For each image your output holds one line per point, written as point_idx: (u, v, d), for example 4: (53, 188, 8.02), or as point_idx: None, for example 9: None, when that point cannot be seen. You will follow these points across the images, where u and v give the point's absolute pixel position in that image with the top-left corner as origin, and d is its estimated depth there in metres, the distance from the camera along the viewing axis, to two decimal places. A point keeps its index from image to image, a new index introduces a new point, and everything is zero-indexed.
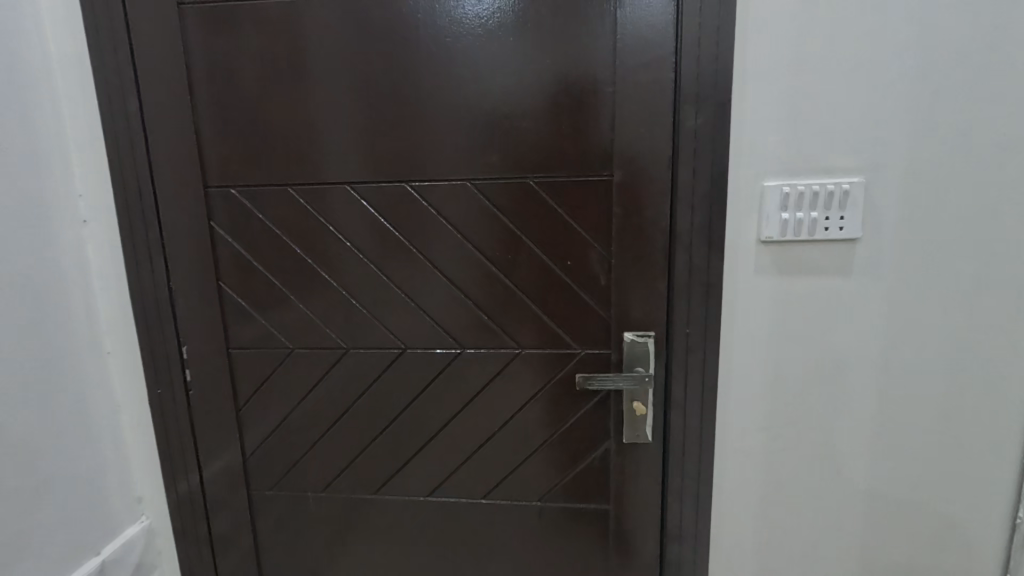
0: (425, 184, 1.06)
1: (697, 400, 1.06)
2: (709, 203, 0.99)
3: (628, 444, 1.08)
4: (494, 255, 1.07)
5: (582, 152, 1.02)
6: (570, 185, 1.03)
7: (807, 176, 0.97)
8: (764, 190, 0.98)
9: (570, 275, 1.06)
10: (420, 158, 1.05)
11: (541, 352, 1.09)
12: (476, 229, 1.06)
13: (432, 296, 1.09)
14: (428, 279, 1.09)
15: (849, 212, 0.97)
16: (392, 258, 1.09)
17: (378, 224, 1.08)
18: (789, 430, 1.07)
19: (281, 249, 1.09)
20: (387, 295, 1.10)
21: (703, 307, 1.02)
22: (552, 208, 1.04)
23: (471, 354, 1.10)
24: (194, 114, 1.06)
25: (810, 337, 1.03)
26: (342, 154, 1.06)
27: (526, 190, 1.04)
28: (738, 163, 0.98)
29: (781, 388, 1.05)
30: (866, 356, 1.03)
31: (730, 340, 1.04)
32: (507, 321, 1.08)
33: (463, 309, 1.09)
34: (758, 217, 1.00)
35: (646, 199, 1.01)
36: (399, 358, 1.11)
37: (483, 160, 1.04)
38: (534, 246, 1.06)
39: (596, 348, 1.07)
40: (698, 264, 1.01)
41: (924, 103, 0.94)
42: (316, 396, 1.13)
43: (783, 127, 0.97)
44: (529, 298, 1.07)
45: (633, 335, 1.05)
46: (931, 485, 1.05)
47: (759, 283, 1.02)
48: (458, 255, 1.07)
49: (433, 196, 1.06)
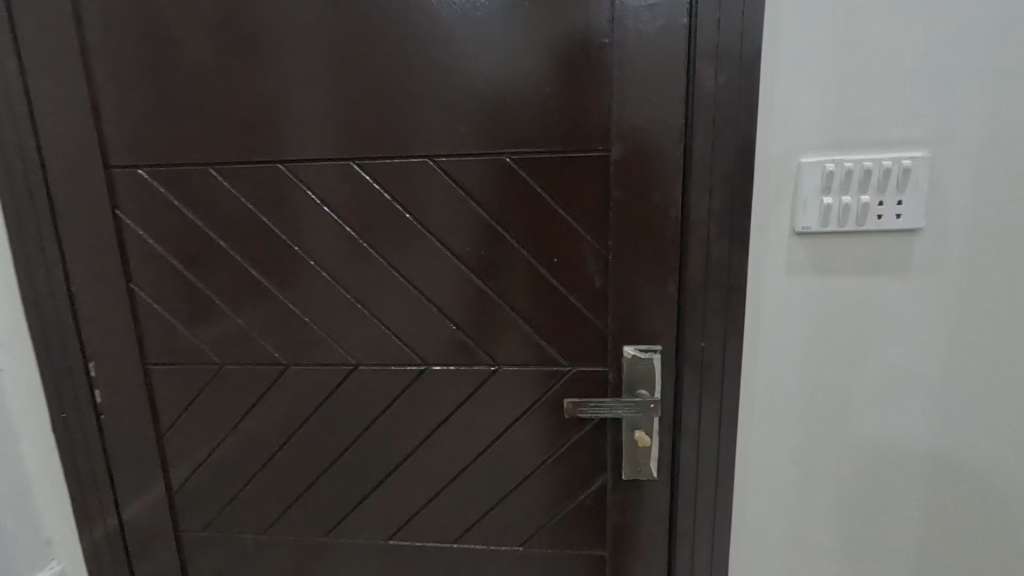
0: (378, 164, 0.86)
1: (713, 428, 0.86)
2: (732, 187, 0.79)
3: (629, 480, 0.89)
4: (463, 251, 0.87)
5: (572, 125, 0.82)
6: (557, 164, 0.83)
7: (857, 150, 0.77)
8: (801, 168, 0.78)
9: (557, 276, 0.86)
10: (372, 132, 0.85)
11: (522, 369, 0.89)
12: (442, 218, 0.86)
13: (389, 301, 0.90)
14: (383, 281, 0.89)
15: (909, 195, 0.76)
16: (340, 256, 0.89)
17: (322, 215, 0.88)
18: (824, 463, 0.87)
19: (206, 245, 0.90)
20: (335, 301, 0.90)
21: (722, 316, 0.83)
22: (535, 193, 0.84)
23: (438, 371, 0.91)
24: (91, 81, 0.85)
25: (853, 352, 0.83)
26: (276, 128, 0.85)
27: (503, 171, 0.84)
28: (768, 135, 0.78)
29: (816, 412, 0.86)
30: (924, 375, 0.83)
31: (755, 354, 0.85)
32: (480, 332, 0.89)
33: (427, 317, 0.89)
34: (792, 203, 0.79)
35: (652, 182, 0.81)
36: (351, 376, 0.92)
37: (450, 134, 0.84)
38: (513, 241, 0.86)
39: (590, 364, 0.88)
40: (716, 263, 0.81)
41: (1010, 55, 0.73)
42: (252, 422, 0.94)
43: (827, 89, 0.76)
44: (507, 304, 0.88)
45: (635, 350, 0.85)
46: (997, 530, 0.86)
47: (793, 284, 0.82)
48: (420, 252, 0.88)
49: (387, 179, 0.86)
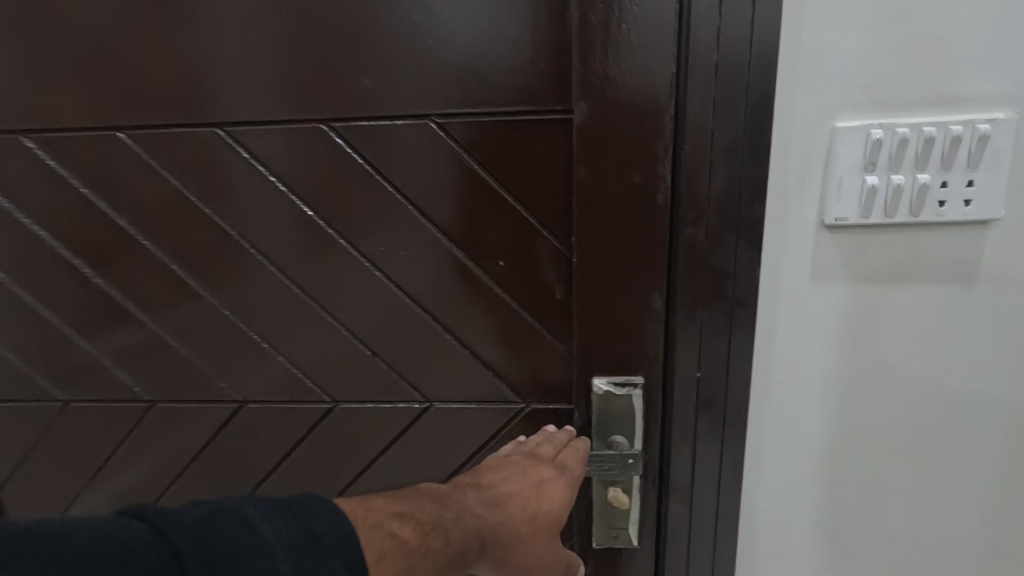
0: (263, 138, 0.64)
1: (711, 483, 0.66)
2: (741, 163, 0.57)
3: (601, 547, 0.69)
4: (381, 255, 0.66)
5: (522, 79, 0.60)
6: (504, 135, 0.62)
7: (915, 110, 0.55)
8: (837, 136, 0.56)
9: (507, 287, 0.66)
10: (253, 90, 0.63)
11: (460, 408, 0.70)
12: (350, 210, 0.65)
13: (286, 321, 0.69)
14: (276, 296, 0.68)
15: (984, 173, 0.55)
16: (216, 264, 0.68)
17: (191, 209, 0.66)
18: (853, 524, 0.67)
19: (38, 249, 0.69)
20: (214, 322, 0.69)
21: (725, 338, 0.62)
22: (475, 174, 0.63)
23: (350, 409, 0.71)
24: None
25: (896, 383, 0.63)
26: (122, 86, 0.63)
27: (431, 145, 0.63)
28: (792, 90, 0.56)
29: (847, 461, 0.66)
30: (990, 414, 0.63)
31: (767, 385, 0.64)
32: (406, 360, 0.69)
33: (338, 340, 0.69)
34: (822, 185, 0.58)
35: (630, 157, 0.59)
36: (235, 419, 0.72)
37: (358, 93, 0.62)
38: (448, 240, 0.65)
39: (546, 401, 0.68)
40: (718, 268, 0.60)
41: None
42: (115, 475, 0.74)
43: (877, 22, 0.54)
44: (442, 324, 0.67)
45: (609, 384, 0.65)
46: None
47: (820, 294, 0.61)
48: (321, 256, 0.67)
49: (277, 159, 0.65)
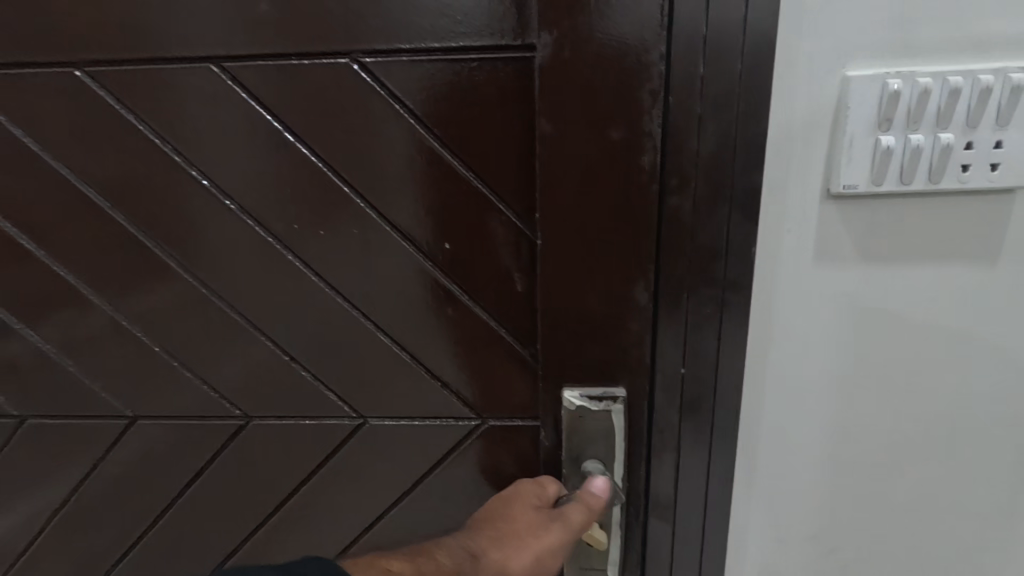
0: (156, 104, 0.54)
1: (698, 497, 0.57)
2: (735, 117, 0.47)
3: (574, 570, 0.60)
4: (303, 242, 0.57)
5: (471, 13, 0.49)
6: (453, 87, 0.51)
7: (939, 55, 0.46)
8: (848, 87, 0.47)
9: (459, 274, 0.57)
10: (144, 31, 0.52)
11: (395, 424, 0.63)
12: (262, 189, 0.56)
13: (191, 324, 0.62)
14: (176, 296, 0.61)
15: (1015, 133, 0.47)
16: (102, 263, 0.60)
17: (71, 196, 0.58)
18: (853, 538, 0.60)
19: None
20: (104, 327, 0.63)
21: (715, 328, 0.52)
22: (418, 137, 0.53)
23: (266, 428, 0.65)
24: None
25: (905, 380, 0.55)
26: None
27: (365, 101, 0.52)
28: (797, 30, 0.47)
29: (848, 465, 0.58)
30: (1006, 412, 0.55)
31: (762, 381, 0.56)
32: (337, 368, 0.62)
33: (253, 349, 0.62)
34: (828, 146, 0.49)
35: (612, 106, 0.48)
36: (129, 434, 0.68)
37: (272, 33, 0.51)
38: (384, 222, 0.56)
39: (509, 417, 0.62)
40: (708, 246, 0.50)
41: None
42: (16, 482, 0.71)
43: None
44: (372, 323, 0.59)
45: (583, 398, 0.55)
46: None
47: (825, 275, 0.52)
48: (222, 248, 0.58)
49: (172, 125, 0.55)
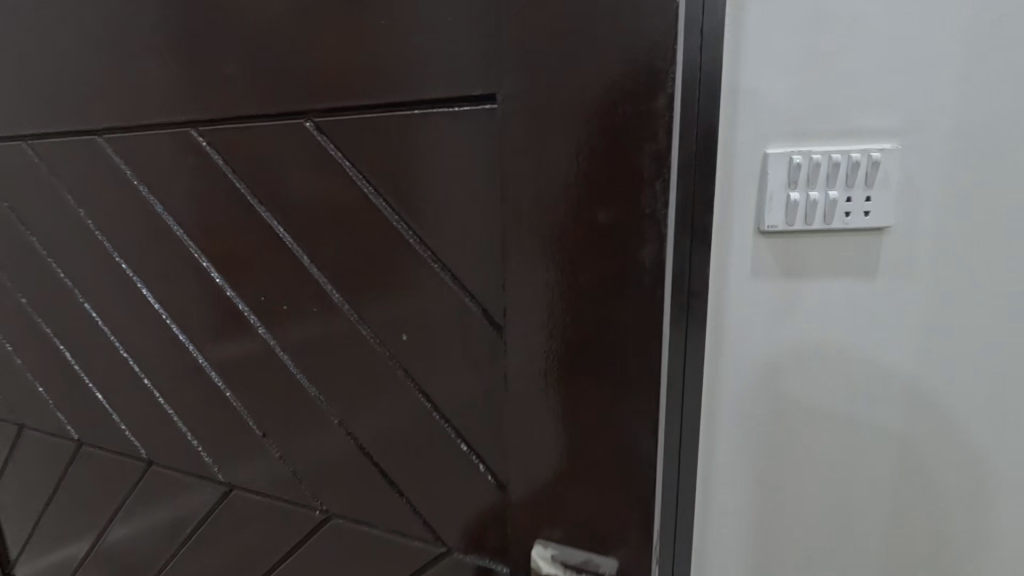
0: (194, 207, 0.65)
1: (674, 446, 0.80)
2: (693, 181, 0.70)
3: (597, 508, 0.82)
4: (293, 326, 0.63)
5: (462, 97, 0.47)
6: (453, 172, 0.50)
7: (826, 140, 0.70)
8: (767, 161, 0.70)
9: (421, 373, 0.57)
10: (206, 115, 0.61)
11: (354, 523, 0.67)
12: (261, 283, 0.63)
13: (201, 399, 0.72)
14: (231, 360, 0.68)
15: (877, 191, 0.70)
16: (158, 322, 0.72)
17: (141, 256, 0.70)
18: (786, 478, 0.83)
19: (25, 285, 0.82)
20: (161, 359, 0.73)
21: (683, 325, 0.74)
22: (397, 244, 0.54)
23: (256, 497, 0.73)
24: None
25: (817, 364, 0.77)
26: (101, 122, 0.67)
27: (355, 216, 0.56)
28: (732, 124, 0.70)
29: (779, 423, 0.80)
30: (891, 385, 0.77)
31: (717, 364, 0.78)
32: (315, 449, 0.66)
33: (253, 425, 0.70)
34: (756, 200, 0.72)
35: (571, 204, 0.45)
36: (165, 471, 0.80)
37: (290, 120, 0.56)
38: (360, 321, 0.59)
39: (478, 553, 0.60)
40: (678, 262, 0.73)
41: (983, 35, 0.66)
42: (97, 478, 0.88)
43: (795, 69, 0.68)
44: (343, 427, 0.63)
45: (558, 565, 0.52)
46: (957, 530, 0.83)
47: (758, 287, 0.75)
48: (228, 328, 0.67)
49: (200, 216, 0.65)
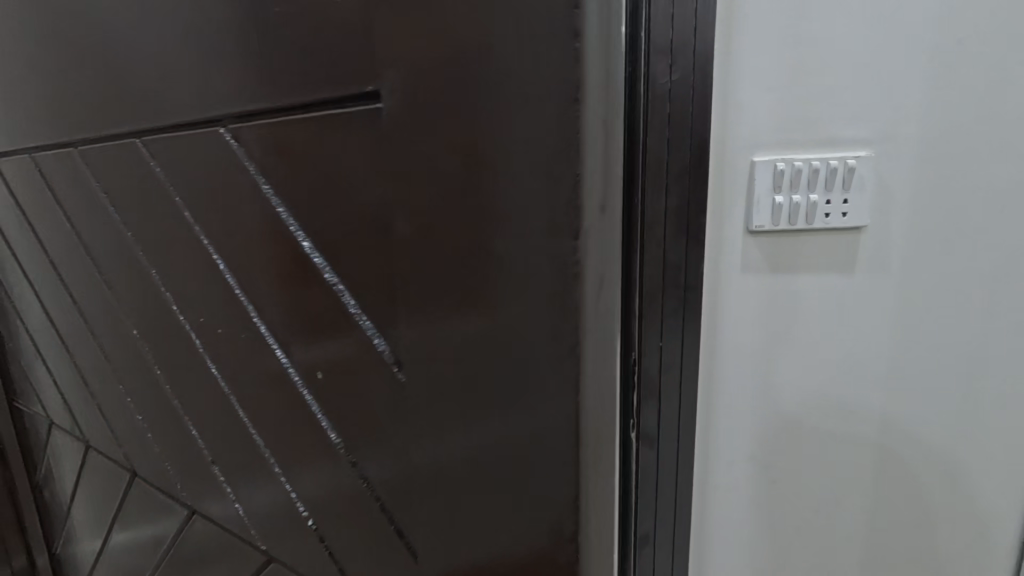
0: (184, 184, 0.53)
1: (672, 430, 0.87)
2: (688, 186, 0.78)
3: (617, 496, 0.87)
4: (270, 304, 0.51)
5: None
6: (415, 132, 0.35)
7: (806, 150, 0.78)
8: (754, 168, 0.78)
9: (389, 418, 0.45)
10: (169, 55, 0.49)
11: (335, 538, 0.55)
12: (240, 250, 0.51)
13: (204, 407, 0.63)
14: (213, 337, 0.57)
15: (854, 193, 0.79)
16: (144, 291, 0.63)
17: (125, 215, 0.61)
18: (778, 457, 0.90)
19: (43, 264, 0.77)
20: (151, 332, 0.65)
21: (680, 317, 0.82)
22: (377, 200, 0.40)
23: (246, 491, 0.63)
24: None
25: (803, 351, 0.85)
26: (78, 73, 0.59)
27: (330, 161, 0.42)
28: (722, 136, 0.78)
29: (769, 407, 0.88)
30: (869, 368, 0.86)
31: (713, 352, 0.86)
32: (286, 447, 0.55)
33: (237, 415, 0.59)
34: (745, 203, 0.80)
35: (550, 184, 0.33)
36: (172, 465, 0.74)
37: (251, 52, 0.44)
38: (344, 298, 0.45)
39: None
40: (675, 261, 0.80)
41: (942, 56, 0.75)
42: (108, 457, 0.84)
43: (778, 85, 0.76)
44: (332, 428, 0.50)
45: None
46: (931, 500, 0.91)
47: (748, 282, 0.83)
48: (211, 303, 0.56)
49: (174, 170, 0.53)
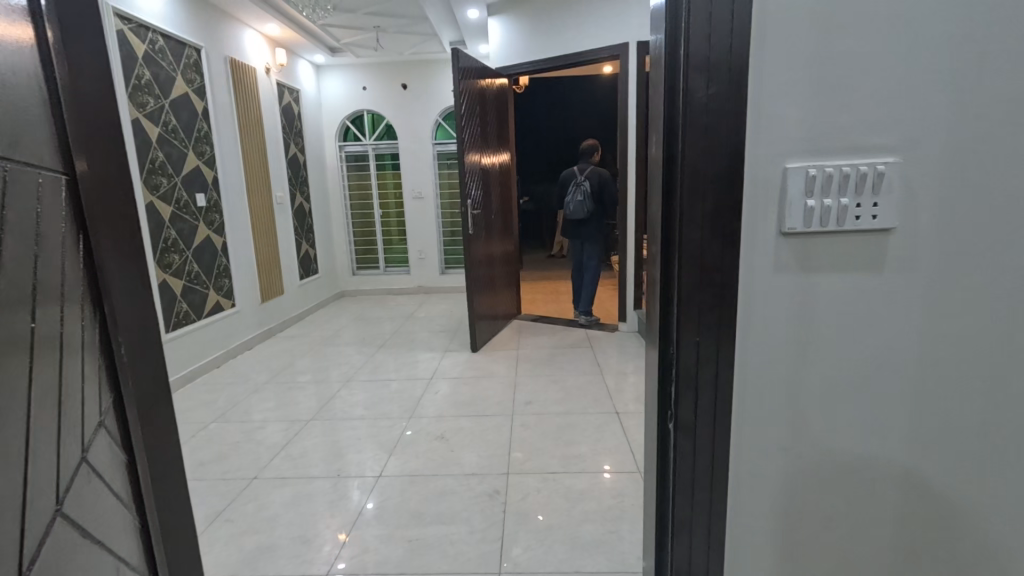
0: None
1: (708, 422, 0.93)
2: (723, 191, 0.84)
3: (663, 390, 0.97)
4: None
5: None
6: None
7: (837, 157, 0.83)
8: (786, 174, 0.84)
9: None
10: None
11: None
12: None
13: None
14: None
15: (884, 197, 0.84)
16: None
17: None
18: (812, 447, 0.95)
19: (103, 238, 0.96)
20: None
21: (715, 313, 0.88)
22: None
23: None
24: (22, 24, 0.80)
25: (832, 348, 0.90)
26: None
27: None
28: (756, 144, 0.84)
29: (802, 401, 0.93)
30: (900, 364, 0.90)
31: (748, 348, 0.91)
32: None
33: None
34: (778, 207, 0.86)
35: None
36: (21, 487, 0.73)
37: None
38: None
39: None
40: (712, 260, 0.86)
41: (965, 71, 0.80)
42: (91, 427, 0.94)
43: (807, 98, 0.82)
44: None
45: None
46: (964, 493, 0.94)
47: (781, 280, 0.88)
48: None
49: None
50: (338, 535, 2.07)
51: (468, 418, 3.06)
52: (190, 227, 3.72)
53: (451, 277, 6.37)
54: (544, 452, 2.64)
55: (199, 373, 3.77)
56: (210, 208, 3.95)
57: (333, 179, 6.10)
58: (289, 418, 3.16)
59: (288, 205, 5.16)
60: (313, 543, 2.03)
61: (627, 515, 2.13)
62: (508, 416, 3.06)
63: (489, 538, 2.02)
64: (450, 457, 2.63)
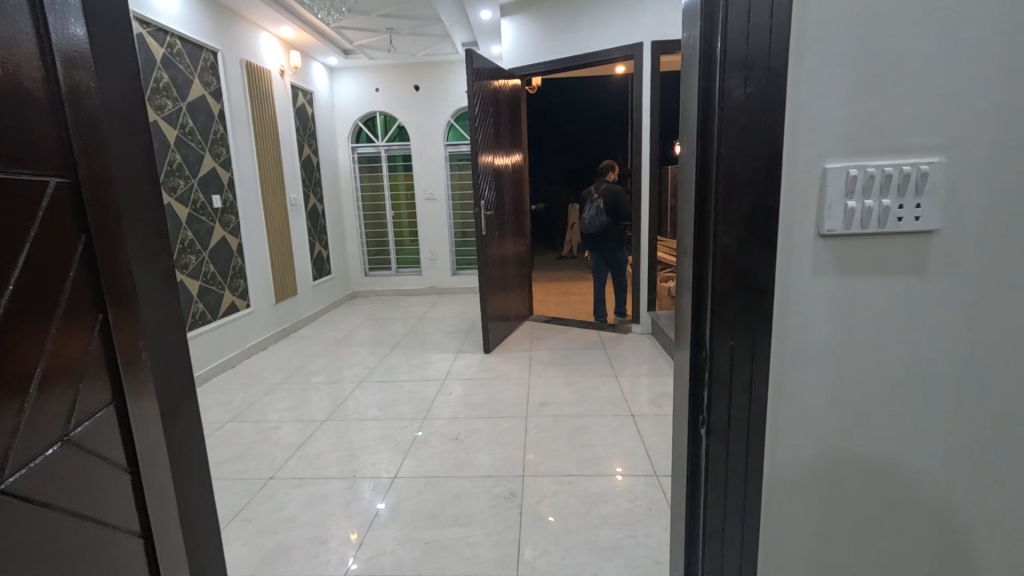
0: None
1: (742, 427, 0.91)
2: (760, 193, 0.83)
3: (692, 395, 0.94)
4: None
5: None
6: None
7: (879, 157, 0.81)
8: (826, 174, 0.82)
9: None
10: None
11: None
12: None
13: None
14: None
15: (928, 198, 0.81)
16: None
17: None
18: (849, 453, 0.92)
19: (133, 239, 0.96)
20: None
21: (750, 316, 0.87)
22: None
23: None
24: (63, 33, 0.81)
25: (871, 352, 0.88)
26: None
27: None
28: (795, 144, 0.82)
29: (838, 406, 0.90)
30: (943, 369, 0.87)
31: (784, 351, 0.89)
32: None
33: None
34: (818, 208, 0.84)
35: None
36: (36, 493, 0.74)
37: None
38: None
39: None
40: (747, 261, 0.85)
41: (1013, 67, 0.78)
42: (122, 427, 0.94)
43: (848, 96, 0.80)
44: None
45: None
46: (1009, 501, 0.91)
47: (819, 283, 0.86)
48: None
49: None
50: (350, 535, 2.08)
51: (482, 419, 3.06)
52: (205, 228, 3.75)
53: (463, 277, 6.38)
54: (558, 454, 2.63)
55: (214, 372, 3.81)
56: (225, 209, 3.98)
57: (346, 180, 6.14)
58: (304, 418, 3.18)
59: (302, 206, 5.20)
60: (328, 543, 2.04)
61: (642, 518, 2.11)
62: (522, 418, 3.05)
63: (505, 540, 2.01)
64: (465, 458, 2.63)
